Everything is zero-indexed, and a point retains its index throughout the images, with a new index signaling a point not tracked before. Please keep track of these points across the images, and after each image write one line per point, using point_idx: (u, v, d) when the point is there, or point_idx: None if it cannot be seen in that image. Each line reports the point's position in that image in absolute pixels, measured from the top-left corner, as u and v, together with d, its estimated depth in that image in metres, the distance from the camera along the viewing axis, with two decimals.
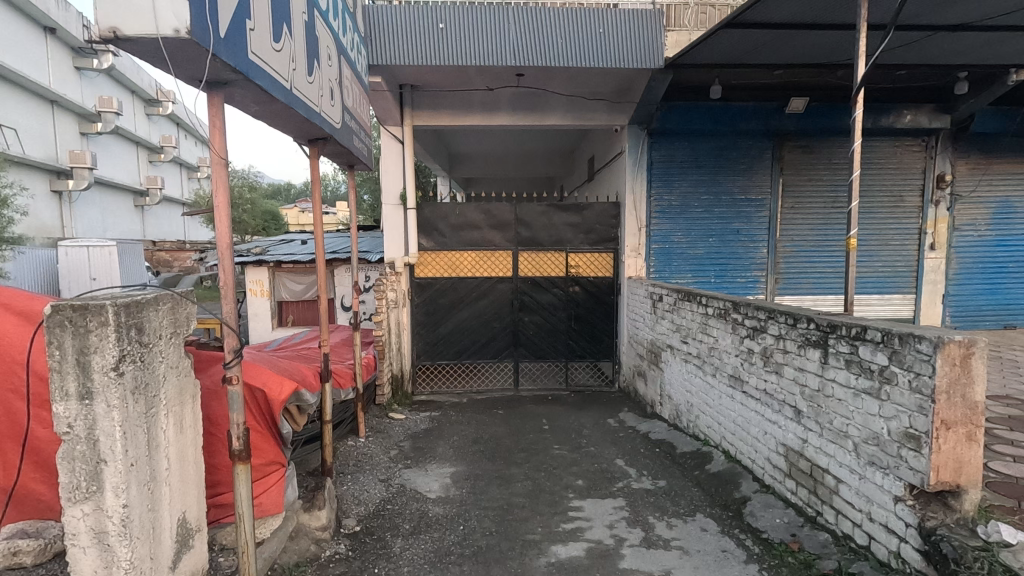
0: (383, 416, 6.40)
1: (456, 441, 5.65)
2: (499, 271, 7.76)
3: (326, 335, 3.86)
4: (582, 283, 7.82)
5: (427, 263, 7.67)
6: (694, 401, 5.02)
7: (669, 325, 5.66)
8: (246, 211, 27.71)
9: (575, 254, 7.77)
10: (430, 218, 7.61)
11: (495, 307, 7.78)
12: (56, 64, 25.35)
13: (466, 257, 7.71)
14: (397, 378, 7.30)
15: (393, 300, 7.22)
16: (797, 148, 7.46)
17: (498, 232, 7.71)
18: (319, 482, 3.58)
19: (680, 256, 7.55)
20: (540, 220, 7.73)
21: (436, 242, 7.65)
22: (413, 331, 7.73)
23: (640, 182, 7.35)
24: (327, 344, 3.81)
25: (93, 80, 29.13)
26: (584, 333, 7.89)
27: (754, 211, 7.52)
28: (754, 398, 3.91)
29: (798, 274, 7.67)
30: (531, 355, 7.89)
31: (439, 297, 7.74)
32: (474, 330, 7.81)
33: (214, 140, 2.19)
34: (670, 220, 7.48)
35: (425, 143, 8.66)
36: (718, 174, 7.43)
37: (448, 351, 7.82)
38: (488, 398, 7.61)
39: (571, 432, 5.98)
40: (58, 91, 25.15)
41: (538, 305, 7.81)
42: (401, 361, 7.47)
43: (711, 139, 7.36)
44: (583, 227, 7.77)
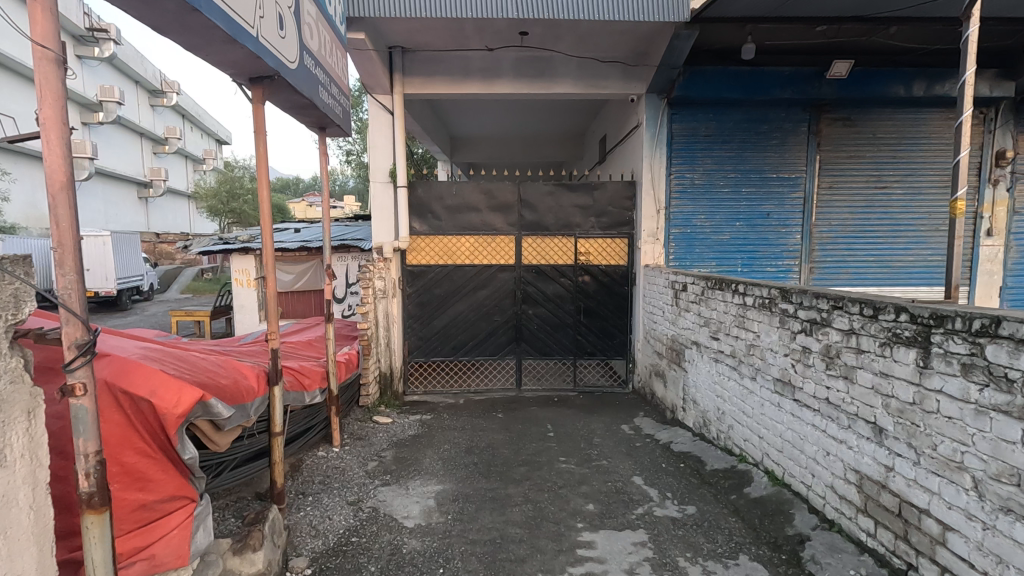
0: (367, 420, 5.62)
1: (447, 450, 4.89)
2: (499, 258, 6.98)
3: (273, 327, 3.06)
4: (592, 272, 7.02)
5: (420, 250, 6.91)
6: (727, 408, 4.22)
7: (696, 319, 4.85)
8: (245, 201, 27.05)
9: (585, 240, 6.99)
10: (424, 200, 6.85)
11: (495, 299, 7.02)
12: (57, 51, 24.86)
13: (464, 242, 6.94)
14: (385, 377, 6.56)
15: (382, 290, 6.46)
16: (836, 120, 6.62)
17: (499, 214, 6.95)
18: (261, 511, 2.83)
19: (703, 241, 6.73)
20: (546, 201, 6.96)
21: (429, 225, 6.89)
22: (404, 325, 6.98)
23: (658, 158, 6.54)
24: (275, 339, 3.04)
25: (97, 69, 28.65)
26: (594, 328, 7.10)
27: (787, 192, 6.69)
28: (811, 408, 3.12)
29: (835, 263, 6.82)
30: (536, 352, 7.12)
31: (433, 288, 6.98)
32: (473, 324, 7.05)
33: (32, 19, 1.42)
34: (692, 201, 6.67)
35: (419, 116, 7.89)
36: (747, 149, 6.61)
37: (443, 347, 7.06)
38: (486, 400, 6.85)
39: (580, 441, 5.20)
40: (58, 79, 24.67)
41: (544, 296, 7.04)
42: (391, 359, 6.72)
43: (739, 110, 6.55)
44: (594, 209, 6.99)
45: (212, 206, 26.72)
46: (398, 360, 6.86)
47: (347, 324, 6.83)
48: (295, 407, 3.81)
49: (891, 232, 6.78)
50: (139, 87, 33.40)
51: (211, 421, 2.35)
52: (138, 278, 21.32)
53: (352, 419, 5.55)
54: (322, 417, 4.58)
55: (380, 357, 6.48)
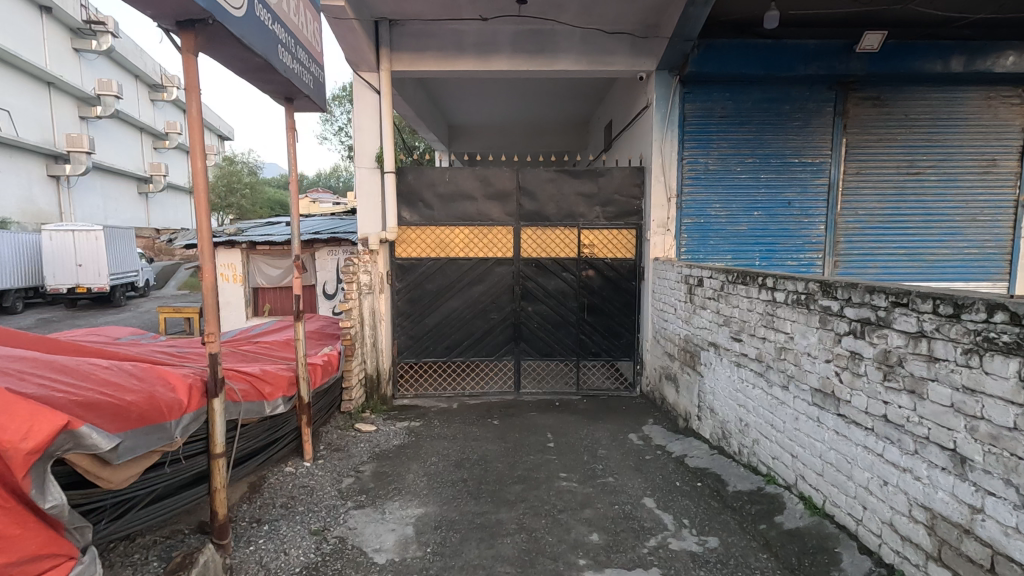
0: (348, 429, 5.10)
1: (435, 464, 4.38)
2: (495, 251, 6.46)
3: (211, 328, 2.52)
4: (596, 266, 6.48)
5: (409, 242, 6.40)
6: (751, 420, 3.68)
7: (714, 318, 4.30)
8: (242, 195, 26.56)
9: (589, 231, 6.45)
10: (415, 186, 6.32)
11: (492, 295, 6.49)
12: (53, 43, 24.43)
13: (458, 233, 6.42)
14: (371, 380, 6.03)
15: (368, 285, 5.96)
16: (864, 100, 6.05)
17: (496, 203, 6.42)
18: (190, 553, 2.33)
19: (718, 233, 6.17)
20: (547, 189, 6.43)
21: (420, 214, 6.37)
22: (394, 323, 6.46)
23: (669, 141, 5.99)
24: (212, 342, 2.52)
25: (95, 63, 28.25)
26: (598, 327, 6.55)
27: (810, 178, 6.13)
28: (863, 425, 2.58)
29: (862, 256, 6.25)
30: (536, 352, 6.59)
31: (425, 283, 6.45)
32: (467, 322, 6.52)
33: None
34: (706, 189, 6.12)
35: (409, 96, 7.33)
36: (767, 132, 6.05)
37: (436, 347, 6.53)
38: (482, 404, 6.33)
39: (582, 453, 4.66)
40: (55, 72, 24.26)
41: (544, 292, 6.51)
42: (379, 359, 6.23)
43: (758, 88, 5.98)
44: (599, 198, 6.44)
45: (209, 200, 26.26)
46: (386, 362, 6.35)
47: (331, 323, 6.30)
48: (250, 420, 3.27)
49: (924, 222, 6.21)
50: (138, 81, 32.96)
51: (93, 457, 1.97)
52: (132, 273, 20.92)
53: (331, 427, 5.04)
54: (291, 427, 4.06)
55: (365, 358, 5.97)
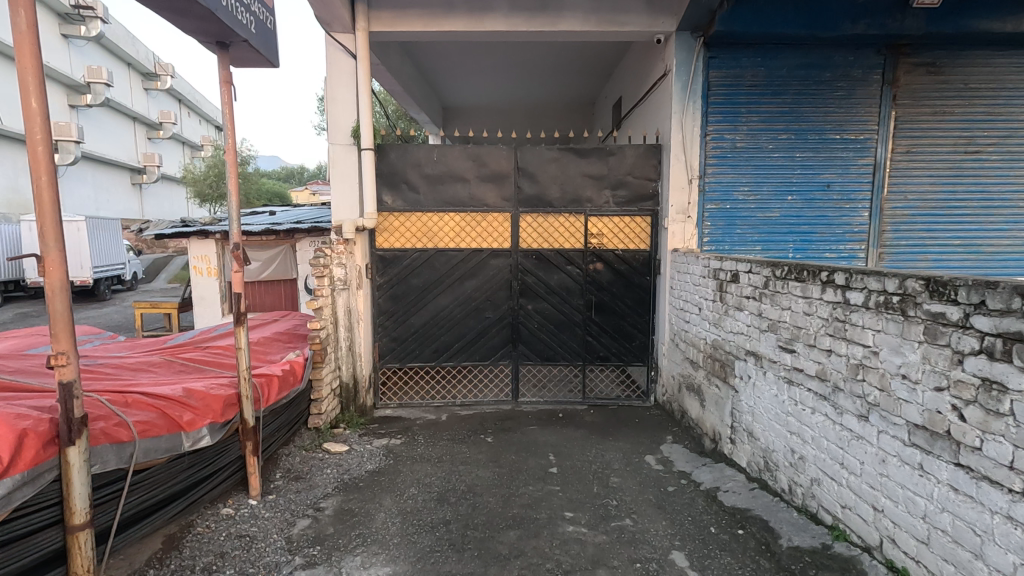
0: (314, 451, 4.33)
1: (413, 499, 3.61)
2: (490, 241, 5.68)
3: (60, 356, 1.98)
4: (605, 258, 5.68)
5: (392, 230, 5.62)
6: (809, 454, 2.90)
7: (756, 322, 3.50)
8: (234, 185, 25.65)
9: (598, 219, 5.65)
10: (398, 167, 5.54)
11: (486, 291, 5.72)
12: (40, 28, 23.52)
13: (448, 221, 5.65)
14: (348, 390, 5.26)
15: (343, 281, 5.13)
16: (917, 66, 5.22)
17: (491, 186, 5.63)
18: None
19: (746, 220, 5.37)
20: (549, 170, 5.63)
21: (405, 199, 5.59)
22: (374, 323, 5.68)
23: (691, 115, 5.19)
24: (61, 378, 1.98)
25: (85, 50, 27.32)
26: (608, 328, 5.76)
27: (853, 158, 5.32)
28: (1005, 487, 1.80)
29: (912, 248, 5.44)
30: (536, 356, 5.81)
31: (409, 277, 5.67)
32: (459, 322, 5.75)
33: None
34: (733, 169, 5.31)
35: (391, 63, 6.57)
36: (803, 103, 5.24)
37: (423, 350, 5.76)
38: (475, 416, 5.56)
39: (592, 482, 3.89)
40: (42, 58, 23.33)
41: (546, 288, 5.72)
42: (357, 368, 5.37)
43: (794, 52, 5.16)
44: (609, 180, 5.64)
45: (200, 190, 25.42)
46: (366, 368, 5.54)
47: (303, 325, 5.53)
48: (157, 461, 2.49)
49: (983, 208, 5.39)
50: (130, 69, 32.05)
51: None
52: (119, 266, 20.16)
53: (293, 448, 4.27)
54: (234, 457, 3.29)
55: (338, 366, 5.16)
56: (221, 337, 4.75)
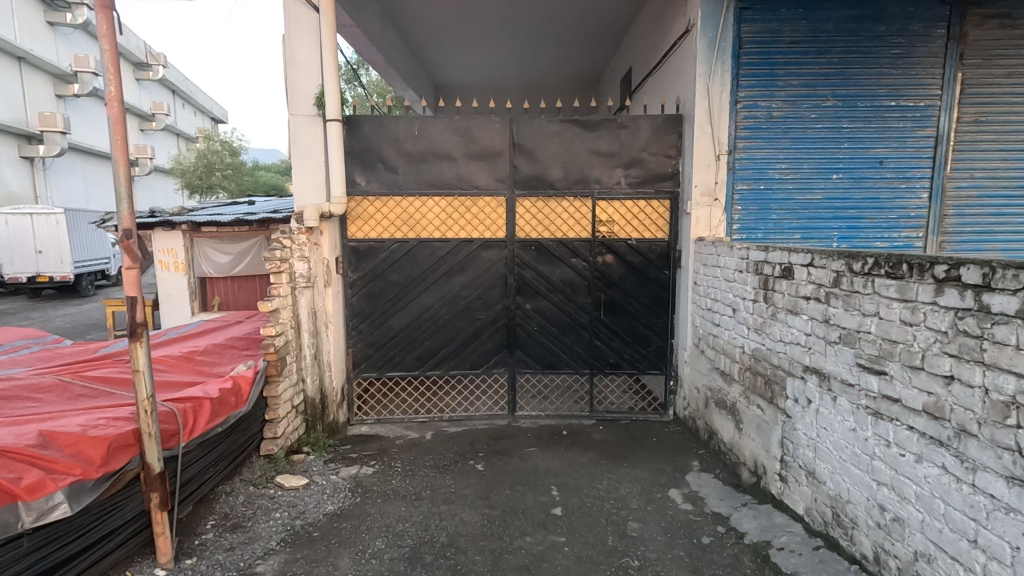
0: (264, 487, 3.54)
1: (377, 559, 2.81)
2: (482, 230, 4.88)
3: None
4: (616, 249, 4.86)
5: (367, 217, 4.81)
6: (913, 518, 2.10)
7: (820, 330, 2.69)
8: (222, 175, 24.77)
9: (608, 203, 4.84)
10: (373, 143, 4.73)
11: (478, 288, 4.92)
12: (25, 15, 22.55)
13: (432, 207, 4.83)
14: (313, 406, 4.46)
15: (306, 278, 4.32)
16: (990, 18, 4.37)
17: (482, 165, 4.82)
18: None
19: (784, 203, 4.54)
20: (550, 146, 4.82)
21: (381, 180, 4.77)
22: (347, 325, 4.88)
23: (719, 78, 4.37)
24: None
25: (73, 38, 26.32)
26: (619, 331, 4.95)
27: (911, 129, 4.48)
28: None
29: (978, 235, 4.61)
30: (536, 363, 5.01)
31: (387, 272, 4.86)
32: (445, 324, 4.95)
33: None
34: (769, 143, 4.47)
35: (369, 26, 5.74)
36: (853, 63, 4.40)
37: (404, 357, 4.96)
38: (465, 434, 4.76)
39: (606, 530, 3.10)
40: (28, 46, 22.37)
41: (547, 284, 4.92)
42: (325, 381, 4.56)
43: (843, 1, 4.32)
44: (621, 157, 4.81)
45: (189, 182, 24.58)
46: (337, 380, 4.73)
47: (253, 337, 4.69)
48: None
49: None
50: (122, 58, 31.06)
51: None
52: (103, 261, 19.35)
53: (235, 485, 3.48)
54: (137, 513, 2.50)
55: (300, 379, 4.35)
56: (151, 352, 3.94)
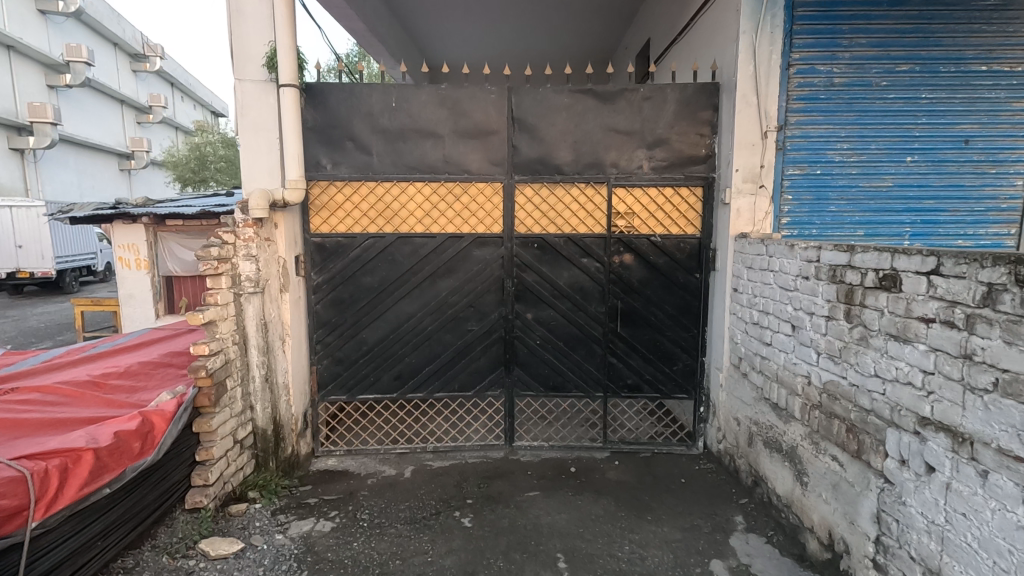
0: (184, 557, 2.72)
1: None
2: (475, 224, 4.04)
3: None
4: (637, 248, 4.01)
5: (335, 208, 3.97)
6: None
7: (955, 369, 1.84)
8: (217, 169, 23.75)
9: (626, 192, 3.99)
10: (341, 116, 3.89)
11: (468, 293, 4.08)
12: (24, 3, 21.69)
13: (414, 195, 3.99)
14: (265, 440, 3.63)
15: (254, 281, 3.47)
16: None
17: (474, 145, 3.97)
18: None
19: (846, 192, 3.67)
20: (557, 122, 3.97)
21: (350, 162, 3.93)
22: (311, 338, 4.05)
23: (767, 36, 3.52)
24: None
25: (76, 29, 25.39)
26: (639, 346, 4.11)
27: (1005, 101, 3.61)
28: None
29: None
30: (538, 383, 4.18)
31: (359, 274, 4.03)
32: (429, 337, 4.12)
33: None
34: (828, 117, 3.61)
35: None
36: (935, 17, 3.54)
37: (380, 376, 4.12)
38: (453, 470, 3.93)
39: None
40: (25, 35, 21.51)
41: (552, 290, 4.08)
42: (280, 408, 3.72)
43: None
44: (643, 136, 3.95)
45: (183, 175, 23.74)
46: (296, 405, 3.90)
47: (187, 357, 3.82)
48: None
49: None
50: (119, 49, 30.15)
51: None
52: (89, 256, 18.52)
53: (143, 557, 2.65)
54: None
55: (246, 407, 3.52)
56: (49, 380, 3.11)
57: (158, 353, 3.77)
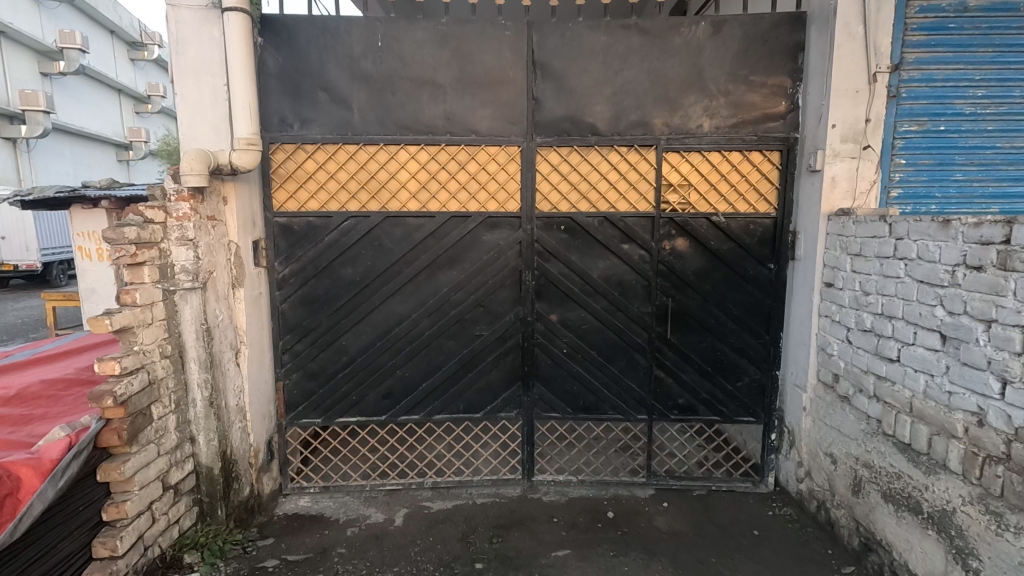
0: None
1: None
2: (484, 200, 3.15)
3: None
4: (693, 231, 3.12)
5: (305, 179, 3.08)
6: None
7: None
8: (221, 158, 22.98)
9: (680, 158, 3.10)
10: (311, 59, 3.00)
11: (477, 289, 3.20)
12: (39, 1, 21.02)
13: (406, 163, 3.10)
14: (211, 483, 2.76)
15: (192, 273, 2.60)
16: None
17: (483, 99, 3.08)
18: None
19: (979, 154, 2.75)
20: (591, 67, 3.06)
21: (324, 119, 3.04)
22: (277, 346, 3.18)
23: None
24: None
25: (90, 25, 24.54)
26: (694, 356, 3.23)
27: None
28: None
29: None
30: (564, 402, 3.31)
31: (337, 265, 3.15)
32: (426, 345, 3.24)
33: None
34: (958, 53, 2.70)
35: None
36: None
37: (364, 394, 3.25)
38: (457, 515, 3.08)
39: None
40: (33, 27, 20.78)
41: (582, 286, 3.20)
42: (232, 439, 2.86)
43: None
44: (703, 86, 3.05)
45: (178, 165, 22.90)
46: (256, 434, 3.04)
47: (92, 374, 2.87)
48: None
49: None
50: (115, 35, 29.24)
51: None
52: None
53: None
54: None
55: (184, 440, 2.67)
56: None
57: (57, 371, 2.84)
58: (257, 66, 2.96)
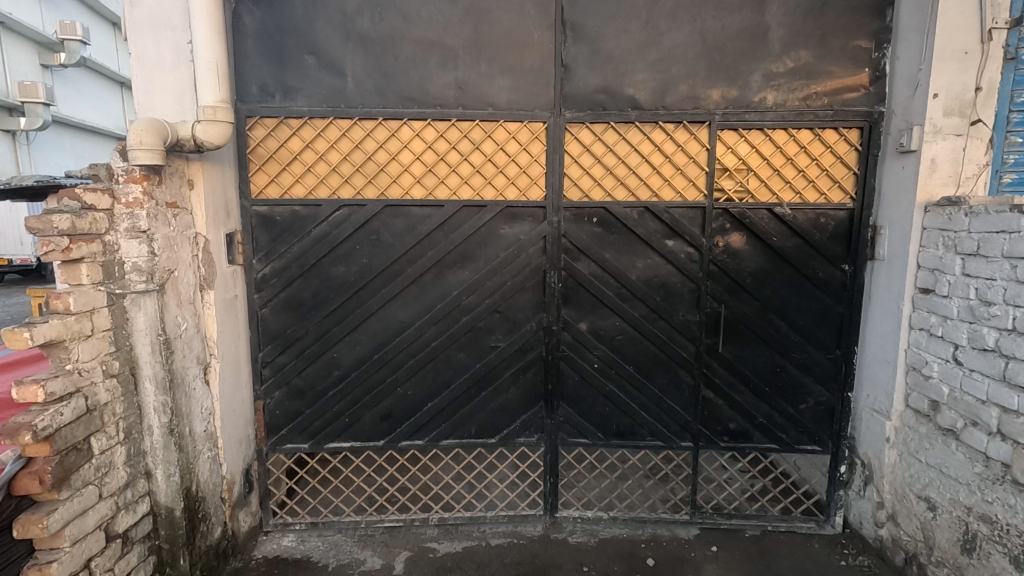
0: None
1: None
2: (503, 187, 2.65)
3: None
4: (752, 224, 2.62)
5: (289, 160, 2.58)
6: None
7: None
8: None
9: (738, 138, 2.59)
10: (297, 15, 2.49)
11: (493, 293, 2.70)
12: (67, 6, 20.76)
13: (410, 142, 2.60)
14: (170, 529, 2.27)
15: (147, 273, 2.11)
16: None
17: (503, 65, 2.57)
18: None
19: None
20: (632, 27, 2.55)
21: (311, 89, 2.53)
22: (256, 358, 2.69)
23: None
24: None
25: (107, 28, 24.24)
26: (749, 374, 2.74)
27: None
28: None
29: None
30: (594, 426, 2.82)
31: (328, 263, 2.66)
32: (433, 358, 2.75)
33: None
34: None
35: None
36: None
37: (359, 416, 2.76)
38: (468, 560, 2.58)
39: None
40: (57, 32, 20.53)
41: (618, 290, 2.71)
42: (199, 472, 2.37)
43: None
44: (768, 50, 2.52)
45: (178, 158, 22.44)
46: (229, 464, 2.55)
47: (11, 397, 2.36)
48: None
49: None
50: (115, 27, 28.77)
51: None
52: None
53: None
54: None
55: (136, 476, 2.18)
56: None
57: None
58: (231, 24, 2.46)
